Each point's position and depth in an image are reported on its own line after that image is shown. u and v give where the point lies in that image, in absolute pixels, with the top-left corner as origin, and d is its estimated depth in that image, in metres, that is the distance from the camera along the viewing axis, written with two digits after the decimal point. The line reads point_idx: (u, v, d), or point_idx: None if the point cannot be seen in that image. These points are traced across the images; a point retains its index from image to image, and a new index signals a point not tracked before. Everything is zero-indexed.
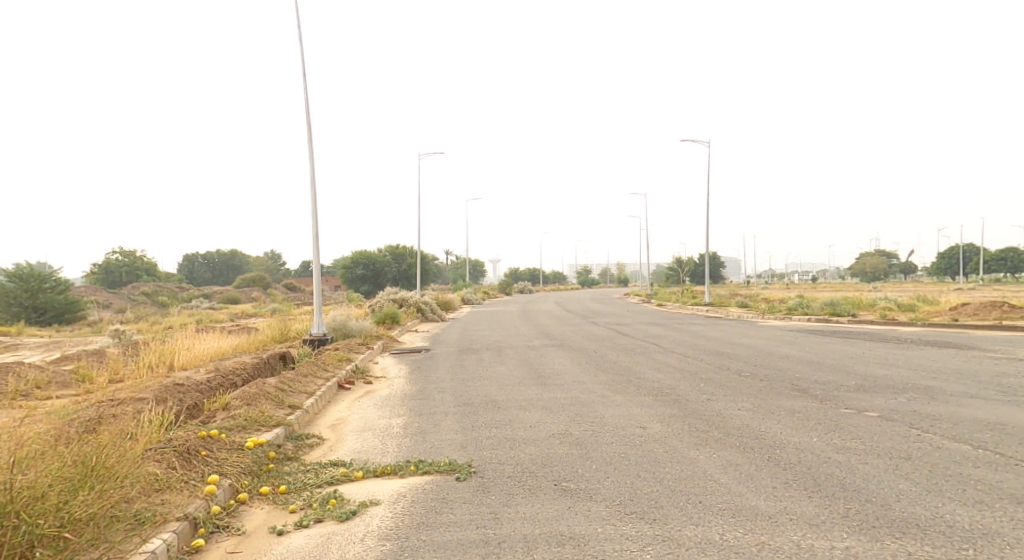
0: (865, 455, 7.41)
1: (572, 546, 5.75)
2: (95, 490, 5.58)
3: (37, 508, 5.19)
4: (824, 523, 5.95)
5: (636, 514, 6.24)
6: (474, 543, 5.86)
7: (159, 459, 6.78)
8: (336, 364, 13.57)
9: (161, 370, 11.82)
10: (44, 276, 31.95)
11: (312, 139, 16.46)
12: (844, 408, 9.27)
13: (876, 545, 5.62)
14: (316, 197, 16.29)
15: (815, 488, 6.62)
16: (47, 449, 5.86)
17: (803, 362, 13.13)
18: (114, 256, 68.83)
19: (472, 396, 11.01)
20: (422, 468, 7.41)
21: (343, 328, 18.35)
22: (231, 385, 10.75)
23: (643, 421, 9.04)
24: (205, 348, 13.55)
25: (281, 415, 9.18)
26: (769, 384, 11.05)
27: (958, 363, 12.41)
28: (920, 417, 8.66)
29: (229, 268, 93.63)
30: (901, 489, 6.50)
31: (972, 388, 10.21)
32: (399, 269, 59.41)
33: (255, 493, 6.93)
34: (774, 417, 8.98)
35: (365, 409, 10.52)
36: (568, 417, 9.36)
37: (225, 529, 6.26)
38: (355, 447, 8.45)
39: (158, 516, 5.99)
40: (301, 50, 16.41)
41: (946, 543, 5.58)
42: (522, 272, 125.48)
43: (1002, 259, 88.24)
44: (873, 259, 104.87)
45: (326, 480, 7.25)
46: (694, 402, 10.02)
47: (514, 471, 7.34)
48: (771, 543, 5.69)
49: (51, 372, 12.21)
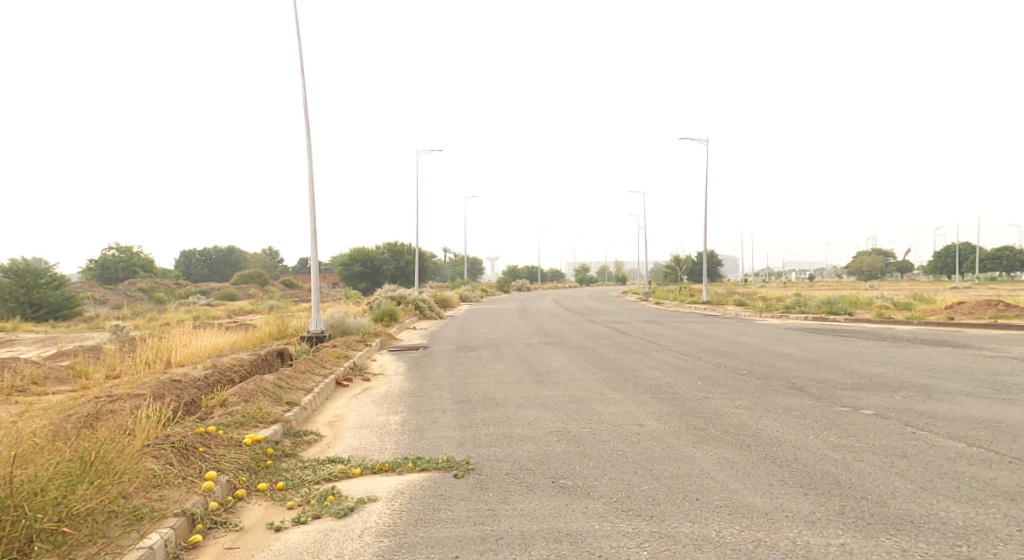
0: (861, 453, 7.44)
1: (569, 542, 5.78)
2: (94, 485, 5.60)
3: (36, 502, 5.22)
4: (819, 520, 5.98)
5: (634, 511, 6.27)
6: (472, 539, 5.89)
7: (158, 455, 6.80)
8: (335, 361, 13.59)
9: (158, 366, 11.84)
10: (40, 271, 31.91)
11: (310, 138, 16.58)
12: (840, 406, 9.30)
13: (871, 542, 5.65)
14: (314, 196, 16.36)
15: (811, 486, 6.65)
16: (45, 444, 5.89)
17: (801, 361, 13.12)
18: (112, 252, 68.99)
19: (470, 393, 11.03)
20: (420, 465, 7.44)
21: (342, 325, 18.37)
22: (228, 382, 10.77)
23: (640, 418, 9.07)
24: (203, 345, 13.57)
25: (279, 412, 9.21)
26: (765, 383, 11.09)
27: (955, 362, 12.45)
28: (916, 415, 8.69)
29: (228, 265, 93.81)
30: (896, 487, 6.53)
31: (968, 387, 10.25)
32: (399, 267, 59.44)
33: (253, 489, 6.96)
34: (770, 415, 9.01)
35: (364, 406, 10.55)
36: (565, 414, 9.39)
37: (223, 525, 6.29)
38: (353, 444, 8.48)
39: (157, 511, 6.02)
40: (299, 49, 16.48)
41: (941, 540, 5.61)
42: (521, 270, 125.92)
43: (999, 258, 88.30)
44: (871, 258, 104.98)
45: (324, 477, 7.27)
46: (690, 399, 10.05)
47: (512, 468, 7.36)
48: (767, 540, 5.72)
49: (48, 367, 12.23)
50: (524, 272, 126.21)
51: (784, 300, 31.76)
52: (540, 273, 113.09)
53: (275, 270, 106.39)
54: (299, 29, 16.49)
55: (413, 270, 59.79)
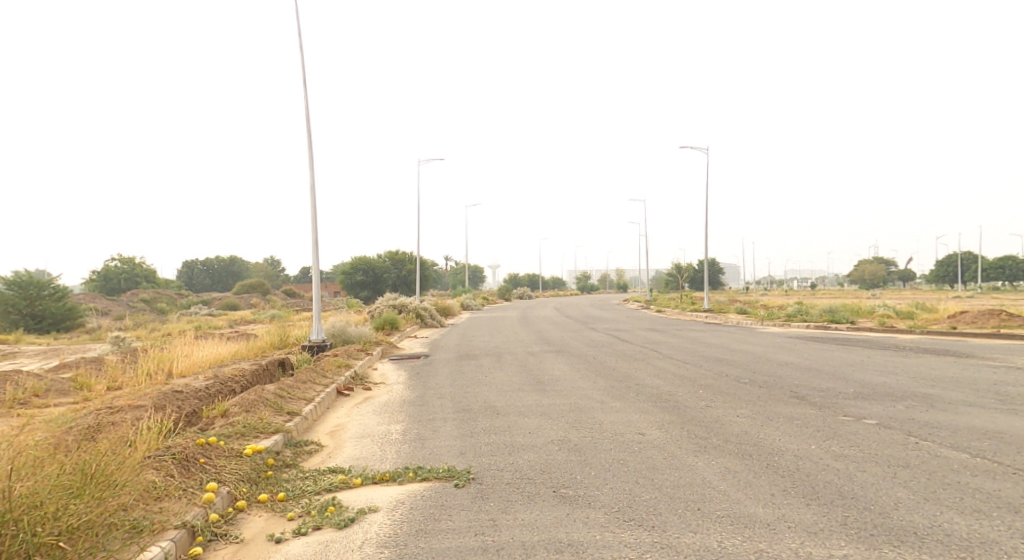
0: (863, 463, 7.42)
1: (570, 553, 5.76)
2: (93, 498, 5.59)
3: (36, 515, 5.22)
4: (822, 531, 5.95)
5: (635, 521, 6.24)
6: (473, 550, 5.87)
7: (158, 466, 6.78)
8: (337, 371, 13.60)
9: (160, 377, 11.80)
10: (44, 283, 31.90)
11: (312, 147, 16.64)
12: (842, 416, 9.28)
13: (875, 553, 5.62)
14: (315, 205, 16.35)
15: (813, 496, 6.63)
16: (46, 457, 5.88)
17: (803, 369, 13.13)
18: (114, 264, 69.14)
19: (471, 402, 11.00)
20: (421, 475, 7.43)
21: (342, 333, 18.40)
22: (229, 393, 10.73)
23: (642, 427, 9.05)
24: (204, 355, 13.53)
25: (280, 422, 9.18)
26: (768, 391, 11.07)
27: (957, 371, 12.42)
28: (918, 425, 8.68)
29: (229, 274, 93.99)
30: (899, 497, 6.51)
31: (970, 397, 10.23)
32: (399, 275, 59.64)
33: (253, 501, 6.94)
34: (773, 424, 9.00)
35: (365, 415, 10.52)
36: (566, 423, 9.37)
37: (223, 537, 6.25)
38: (354, 454, 8.45)
39: (156, 524, 5.99)
40: (301, 59, 16.58)
41: (944, 552, 5.59)
42: (523, 279, 126.36)
43: (1001, 267, 88.22)
44: (872, 267, 104.94)
45: (325, 487, 7.24)
46: (692, 408, 10.02)
47: (513, 478, 7.33)
48: (769, 550, 5.70)
49: (50, 379, 12.21)
50: (524, 280, 126.31)
51: (785, 309, 31.60)
52: (540, 279, 112.83)
53: (275, 279, 106.44)
54: (302, 40, 16.57)
55: (413, 278, 59.97)
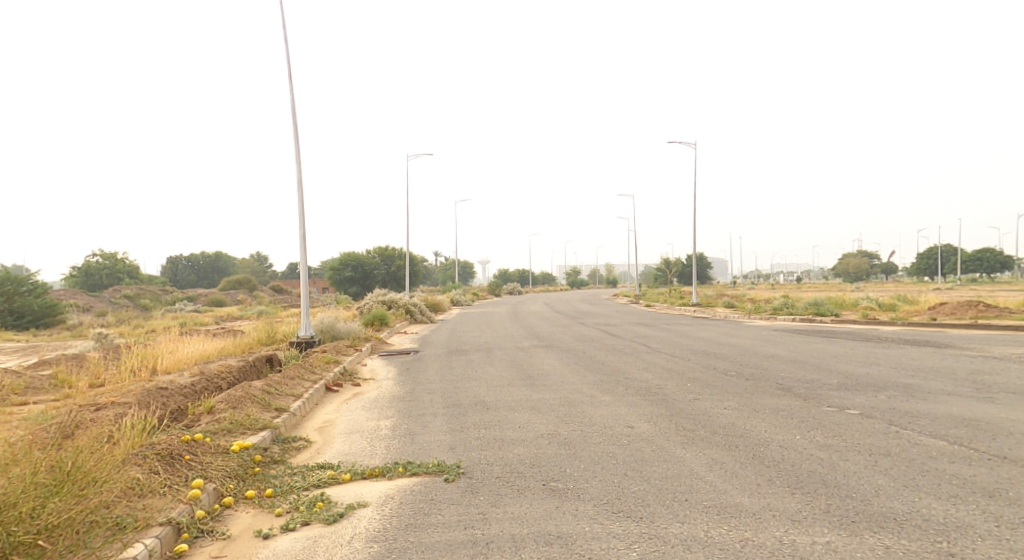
0: (846, 452, 7.56)
1: (559, 545, 5.86)
2: (72, 495, 5.65)
3: (13, 514, 5.28)
4: (805, 519, 6.09)
5: (624, 512, 6.35)
6: (462, 543, 5.97)
7: (142, 463, 6.84)
8: (325, 367, 13.67)
9: (143, 374, 11.82)
10: (21, 279, 31.80)
11: (299, 143, 16.66)
12: (826, 407, 9.40)
13: (855, 539, 5.76)
14: (303, 203, 16.41)
15: (797, 485, 6.75)
16: (23, 456, 5.93)
17: (788, 361, 13.29)
18: (95, 259, 68.93)
19: (461, 397, 11.11)
20: (410, 470, 7.52)
21: (331, 329, 18.47)
22: (216, 389, 10.81)
23: (630, 420, 9.19)
24: (189, 352, 13.56)
25: (267, 419, 9.24)
26: (754, 384, 11.20)
27: (938, 362, 12.58)
28: (898, 414, 8.83)
29: (215, 270, 94.10)
30: (880, 485, 6.65)
31: (949, 386, 10.40)
32: (389, 270, 59.95)
33: (240, 497, 7.00)
34: (759, 415, 9.13)
35: (354, 411, 10.61)
36: (556, 417, 9.48)
37: (209, 533, 6.33)
38: (343, 449, 8.53)
39: (140, 520, 6.06)
40: (289, 60, 16.65)
41: (922, 536, 5.73)
42: (511, 274, 127.23)
43: (979, 260, 89.18)
44: (856, 260, 105.87)
45: (313, 483, 7.33)
46: (680, 400, 10.17)
47: (503, 471, 7.44)
48: (755, 539, 5.82)
49: (30, 377, 12.22)
50: (513, 276, 126.85)
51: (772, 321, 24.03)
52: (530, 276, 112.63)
53: (263, 275, 106.65)
54: (288, 40, 16.61)
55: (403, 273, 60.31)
